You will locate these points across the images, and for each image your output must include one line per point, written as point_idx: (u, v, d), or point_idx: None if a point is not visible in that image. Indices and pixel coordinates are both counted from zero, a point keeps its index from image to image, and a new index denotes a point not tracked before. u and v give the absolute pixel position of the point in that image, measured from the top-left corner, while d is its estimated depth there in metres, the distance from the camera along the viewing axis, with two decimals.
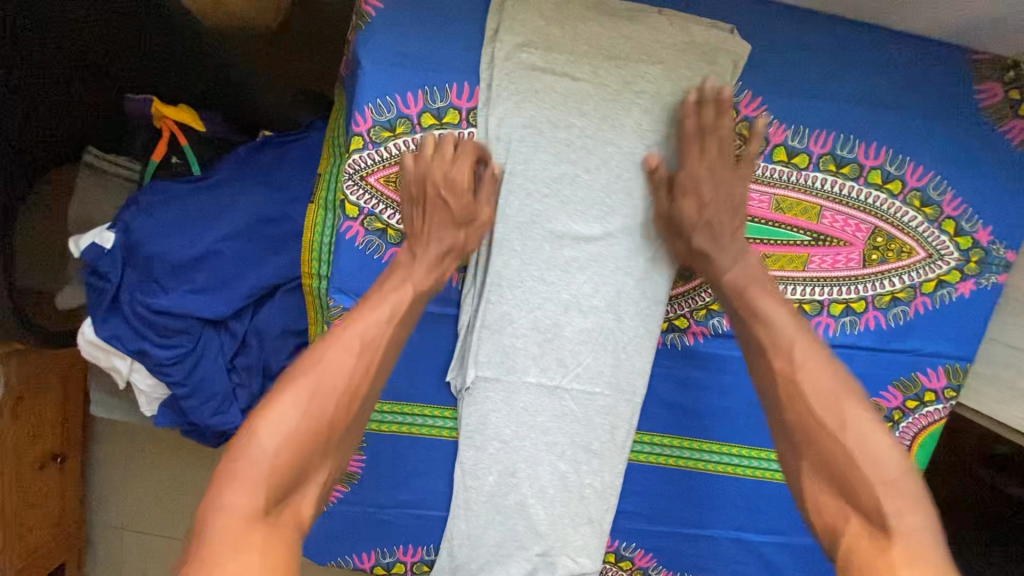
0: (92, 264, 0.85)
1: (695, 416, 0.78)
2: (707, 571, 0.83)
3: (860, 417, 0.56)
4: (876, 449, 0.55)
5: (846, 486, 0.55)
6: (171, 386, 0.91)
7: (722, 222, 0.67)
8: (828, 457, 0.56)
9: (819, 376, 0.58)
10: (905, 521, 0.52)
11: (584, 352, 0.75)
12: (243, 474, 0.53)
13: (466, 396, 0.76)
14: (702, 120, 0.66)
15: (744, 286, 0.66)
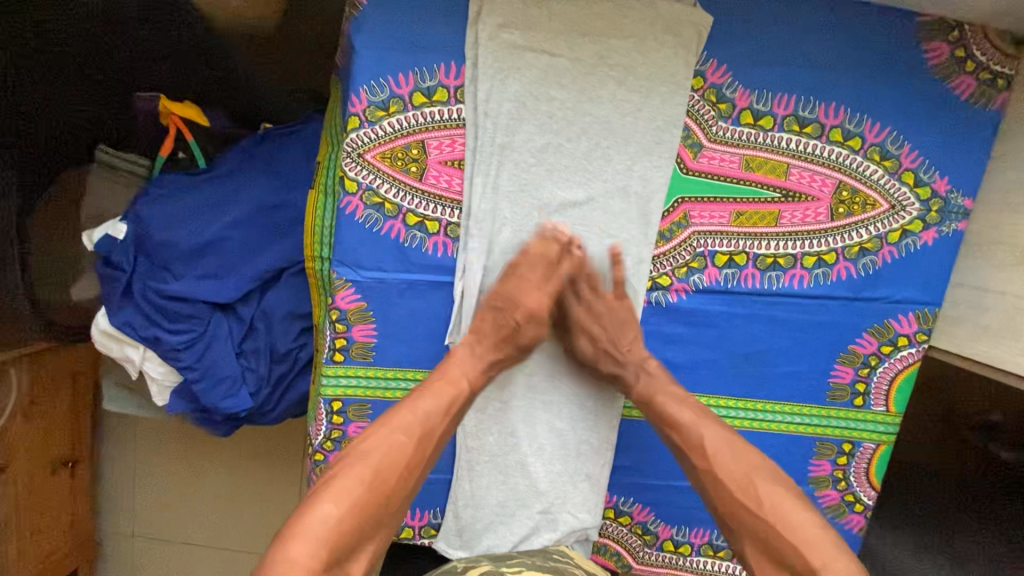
0: (105, 254, 0.90)
1: (683, 370, 0.82)
2: (704, 523, 0.87)
3: (773, 491, 0.65)
4: (793, 519, 0.62)
5: (775, 553, 0.62)
6: (182, 371, 0.95)
7: (620, 342, 0.76)
8: (755, 530, 0.64)
9: (728, 462, 0.68)
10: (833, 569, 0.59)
11: (575, 313, 0.80)
12: (308, 532, 0.56)
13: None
14: (570, 268, 0.75)
15: (651, 395, 0.75)
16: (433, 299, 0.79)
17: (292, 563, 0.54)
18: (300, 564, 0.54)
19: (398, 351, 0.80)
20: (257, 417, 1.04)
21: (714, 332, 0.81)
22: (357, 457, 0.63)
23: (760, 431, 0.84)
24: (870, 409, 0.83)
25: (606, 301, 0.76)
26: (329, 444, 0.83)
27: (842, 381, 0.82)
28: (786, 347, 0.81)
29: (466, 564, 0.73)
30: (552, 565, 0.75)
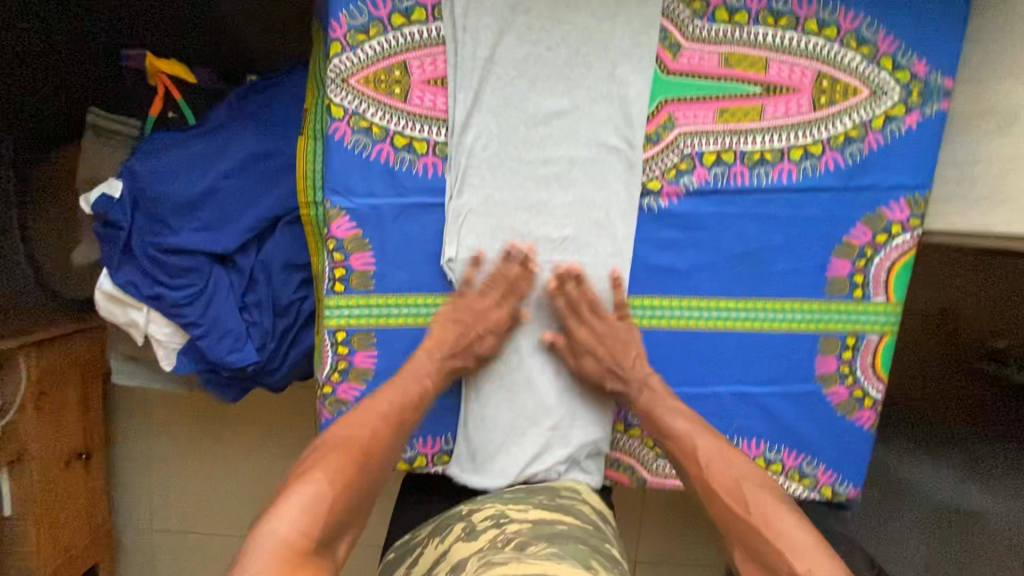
0: (103, 214, 0.91)
1: (681, 276, 0.82)
2: (715, 430, 0.87)
3: (760, 500, 0.71)
4: (780, 525, 0.68)
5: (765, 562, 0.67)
6: (187, 328, 0.97)
7: (619, 359, 0.81)
8: (749, 544, 0.69)
9: (721, 472, 0.74)
10: None
11: (569, 225, 0.80)
12: (291, 506, 0.63)
13: (462, 282, 0.81)
14: (569, 297, 0.80)
15: (651, 406, 0.80)
16: (426, 222, 0.79)
17: (276, 534, 0.60)
18: (285, 535, 0.60)
19: (396, 278, 0.81)
20: (264, 376, 1.05)
21: (708, 234, 0.81)
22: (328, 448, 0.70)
23: (761, 331, 0.84)
24: (870, 301, 0.83)
25: (610, 324, 0.81)
26: (336, 376, 0.84)
27: (840, 275, 0.82)
28: (781, 244, 0.82)
29: (472, 507, 0.81)
30: (557, 504, 0.79)
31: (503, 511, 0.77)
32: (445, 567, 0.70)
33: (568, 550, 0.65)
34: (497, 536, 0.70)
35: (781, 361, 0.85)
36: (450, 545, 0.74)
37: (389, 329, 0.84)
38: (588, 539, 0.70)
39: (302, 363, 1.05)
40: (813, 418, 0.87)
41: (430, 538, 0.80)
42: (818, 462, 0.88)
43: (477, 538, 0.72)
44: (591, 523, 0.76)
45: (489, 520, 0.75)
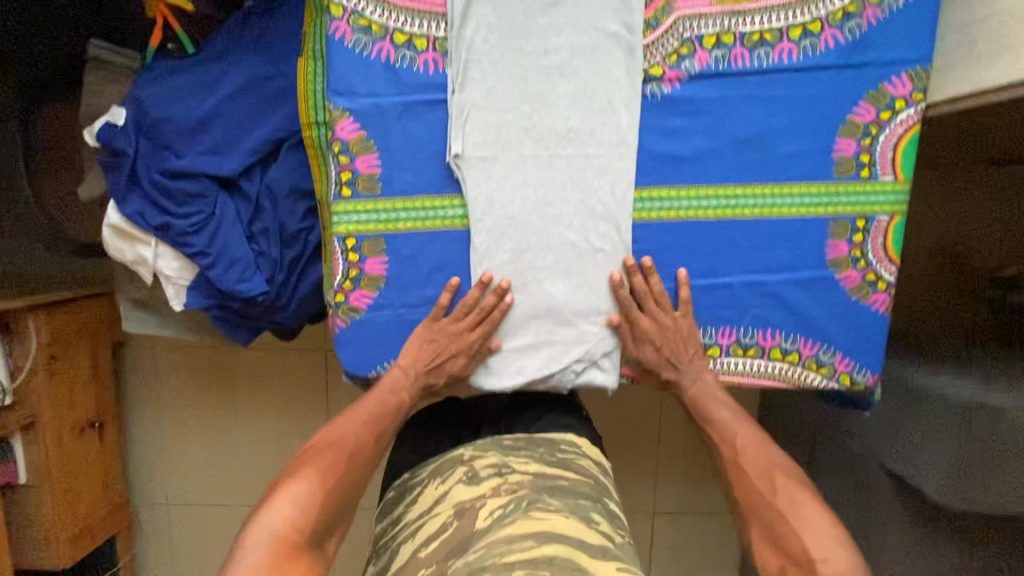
0: (106, 142, 0.91)
1: (688, 164, 0.82)
2: (729, 322, 0.87)
3: (787, 484, 0.79)
4: (802, 511, 0.75)
5: (780, 545, 0.74)
6: (195, 259, 0.96)
7: (678, 351, 0.87)
8: (767, 525, 0.76)
9: (753, 459, 0.83)
10: (831, 564, 0.70)
11: (572, 115, 0.80)
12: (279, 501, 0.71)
13: (467, 179, 0.81)
14: (634, 288, 0.84)
15: (699, 396, 0.88)
16: (430, 119, 0.80)
17: (267, 523, 0.68)
18: (273, 524, 0.68)
19: (402, 179, 0.81)
20: (273, 311, 1.04)
21: (712, 120, 0.81)
22: (318, 447, 0.80)
23: (769, 217, 0.84)
24: (878, 180, 0.83)
25: (671, 318, 0.85)
26: (348, 284, 0.84)
27: (846, 155, 0.82)
28: (785, 127, 0.81)
29: (472, 453, 0.95)
30: (559, 458, 0.92)
31: (504, 461, 0.91)
32: (448, 505, 0.84)
33: (570, 505, 0.79)
34: (500, 486, 0.84)
35: (793, 247, 0.85)
36: (452, 486, 0.88)
37: (397, 234, 0.83)
38: (594, 496, 0.85)
39: (312, 297, 1.05)
40: (828, 304, 0.87)
41: (431, 478, 0.93)
42: (836, 350, 0.88)
43: (479, 482, 0.86)
44: (589, 478, 0.90)
45: (490, 469, 0.89)
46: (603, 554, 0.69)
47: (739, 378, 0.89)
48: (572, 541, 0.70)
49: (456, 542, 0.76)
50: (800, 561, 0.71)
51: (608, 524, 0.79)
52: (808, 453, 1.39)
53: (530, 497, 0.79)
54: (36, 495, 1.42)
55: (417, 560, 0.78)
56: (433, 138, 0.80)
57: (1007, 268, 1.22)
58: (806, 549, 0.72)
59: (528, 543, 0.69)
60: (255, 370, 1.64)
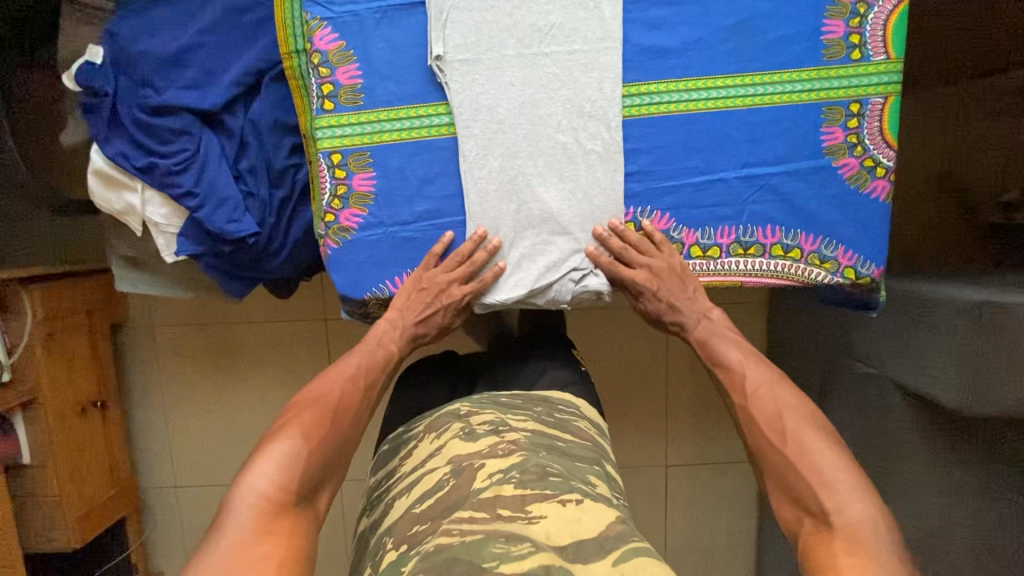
0: (86, 82, 0.91)
1: (675, 56, 0.80)
2: (728, 222, 0.85)
3: (801, 431, 0.70)
4: (813, 457, 0.67)
5: (792, 492, 0.67)
6: (182, 200, 0.94)
7: (675, 292, 0.86)
8: (778, 471, 0.69)
9: (765, 402, 0.75)
10: (847, 516, 0.62)
11: (554, 11, 0.79)
12: (264, 461, 0.66)
13: (451, 84, 0.79)
14: (614, 248, 0.83)
15: (706, 337, 0.87)
16: (410, 24, 0.79)
17: (252, 488, 0.63)
18: (260, 488, 0.63)
19: (385, 88, 0.80)
20: (265, 256, 1.02)
21: (696, 8, 0.80)
22: (310, 400, 0.76)
23: (762, 107, 0.82)
24: (870, 61, 0.81)
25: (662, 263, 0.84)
26: (337, 203, 0.82)
27: (835, 36, 0.81)
28: (770, 11, 0.80)
29: (468, 409, 0.88)
30: (556, 420, 0.87)
31: (503, 419, 0.83)
32: (440, 459, 0.78)
33: (568, 469, 0.74)
34: (498, 444, 0.76)
35: (789, 137, 0.83)
36: (446, 442, 0.81)
37: (383, 147, 0.81)
38: (591, 459, 0.80)
39: (305, 240, 1.03)
40: (828, 196, 0.84)
41: (426, 433, 0.87)
42: (838, 244, 0.85)
43: (475, 440, 0.78)
44: (587, 440, 0.86)
45: (488, 425, 0.81)
46: (600, 550, 0.60)
47: (741, 279, 0.86)
48: (566, 549, 0.60)
49: (449, 503, 0.69)
50: (814, 512, 0.64)
51: (606, 486, 0.75)
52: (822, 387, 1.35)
53: (529, 463, 0.71)
54: (41, 476, 1.39)
55: (409, 515, 0.71)
56: (414, 43, 0.79)
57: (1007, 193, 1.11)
58: (817, 498, 0.64)
59: (528, 547, 0.59)
60: (255, 345, 1.61)
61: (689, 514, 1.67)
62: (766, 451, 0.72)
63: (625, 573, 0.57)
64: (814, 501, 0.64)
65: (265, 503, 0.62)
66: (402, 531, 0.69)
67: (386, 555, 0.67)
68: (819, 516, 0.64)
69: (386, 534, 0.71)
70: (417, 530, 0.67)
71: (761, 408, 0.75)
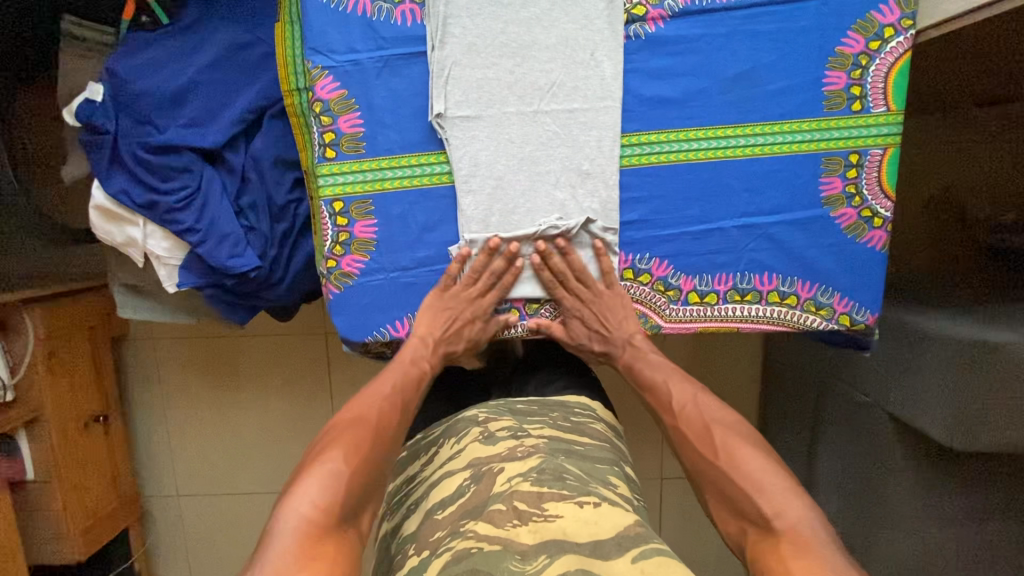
0: (86, 119, 0.91)
1: (676, 107, 0.81)
2: (725, 268, 0.85)
3: (729, 442, 0.75)
4: (748, 467, 0.71)
5: (733, 502, 0.70)
6: (184, 235, 0.94)
7: (607, 315, 0.89)
8: (718, 484, 0.72)
9: (693, 419, 0.81)
10: (782, 515, 0.65)
11: (555, 69, 0.79)
12: (304, 482, 0.66)
13: (452, 138, 0.79)
14: (555, 267, 0.85)
15: (632, 362, 0.92)
16: (412, 74, 0.79)
17: (292, 509, 0.63)
18: (299, 510, 0.63)
19: (387, 138, 0.80)
20: (267, 287, 1.02)
21: (698, 59, 0.80)
22: (351, 418, 0.76)
23: (761, 158, 0.82)
24: (870, 113, 0.81)
25: (595, 289, 0.87)
26: (339, 249, 0.83)
27: (836, 88, 0.81)
28: (772, 62, 0.80)
29: (486, 415, 0.86)
30: (573, 424, 0.86)
31: (520, 425, 0.82)
32: (463, 462, 0.77)
33: (587, 470, 0.74)
34: (516, 447, 0.76)
35: (786, 189, 0.84)
36: (467, 445, 0.80)
37: (385, 195, 0.82)
38: (609, 460, 0.80)
39: (306, 272, 1.03)
40: (825, 244, 0.85)
41: (446, 438, 0.85)
42: (834, 291, 0.86)
43: (493, 442, 0.78)
44: (604, 442, 0.85)
45: (506, 430, 0.80)
46: (620, 548, 0.60)
47: (737, 325, 0.87)
48: (585, 547, 0.61)
49: (471, 506, 0.69)
50: (753, 517, 0.66)
51: (626, 487, 0.76)
52: (812, 410, 1.37)
53: (546, 464, 0.72)
54: (44, 491, 1.40)
55: (432, 521, 0.70)
56: (416, 93, 0.79)
57: (1002, 217, 1.17)
58: (756, 502, 0.67)
59: (544, 560, 0.59)
60: (255, 357, 1.62)
61: (682, 526, 1.70)
62: (700, 464, 0.76)
63: (645, 570, 0.58)
64: (754, 506, 0.67)
65: (292, 540, 0.60)
66: (424, 536, 0.69)
67: (409, 561, 0.67)
68: (760, 523, 0.66)
69: (409, 541, 0.71)
70: (438, 536, 0.67)
71: (689, 424, 0.80)
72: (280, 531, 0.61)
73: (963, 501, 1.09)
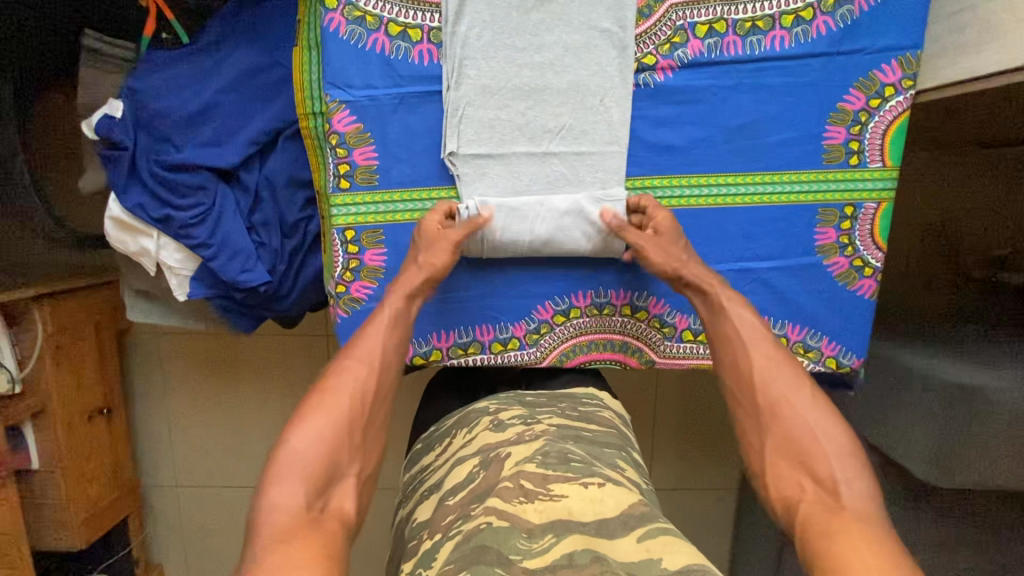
0: (106, 135, 0.93)
1: (680, 153, 0.83)
2: None
3: (816, 401, 0.67)
4: (825, 427, 0.64)
5: (802, 456, 0.63)
6: (196, 250, 0.96)
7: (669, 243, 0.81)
8: (787, 436, 0.65)
9: (783, 366, 0.70)
10: (853, 485, 0.60)
11: (565, 112, 0.82)
12: (286, 472, 0.60)
13: (463, 176, 0.83)
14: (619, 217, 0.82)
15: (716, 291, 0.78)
16: (426, 110, 0.82)
17: (277, 505, 0.58)
18: (285, 505, 0.58)
19: (399, 170, 0.83)
20: (276, 299, 1.04)
21: (703, 108, 0.83)
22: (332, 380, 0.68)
23: (759, 206, 0.85)
24: (867, 168, 0.84)
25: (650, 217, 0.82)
26: (349, 275, 0.86)
27: (836, 142, 0.83)
28: (775, 115, 0.83)
29: (497, 406, 0.89)
30: (581, 413, 0.88)
31: (531, 414, 0.85)
32: (473, 450, 0.80)
33: (594, 453, 0.76)
34: (524, 431, 0.78)
35: (782, 236, 0.87)
36: (478, 434, 0.83)
37: (395, 225, 0.85)
38: (618, 445, 0.82)
39: (314, 285, 1.06)
40: (817, 290, 0.89)
41: (458, 429, 0.88)
42: (822, 335, 0.90)
43: (504, 430, 0.81)
44: (613, 429, 0.87)
45: (516, 419, 0.84)
46: (624, 527, 0.62)
47: None
48: (590, 526, 0.62)
49: (479, 491, 0.70)
50: (822, 479, 0.61)
51: (634, 471, 0.78)
52: None
53: (550, 447, 0.73)
54: (50, 479, 1.43)
55: (444, 507, 0.72)
56: (429, 130, 0.82)
57: (996, 251, 1.21)
58: (830, 466, 0.62)
59: (551, 539, 0.61)
60: (257, 354, 1.65)
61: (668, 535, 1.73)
62: (778, 410, 0.67)
63: (651, 549, 0.60)
64: (825, 468, 0.62)
65: (281, 524, 0.57)
66: (437, 521, 0.71)
67: (422, 545, 0.69)
68: (826, 486, 0.61)
69: (422, 528, 0.73)
70: (449, 518, 0.69)
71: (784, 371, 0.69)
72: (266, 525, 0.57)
73: (943, 532, 1.12)
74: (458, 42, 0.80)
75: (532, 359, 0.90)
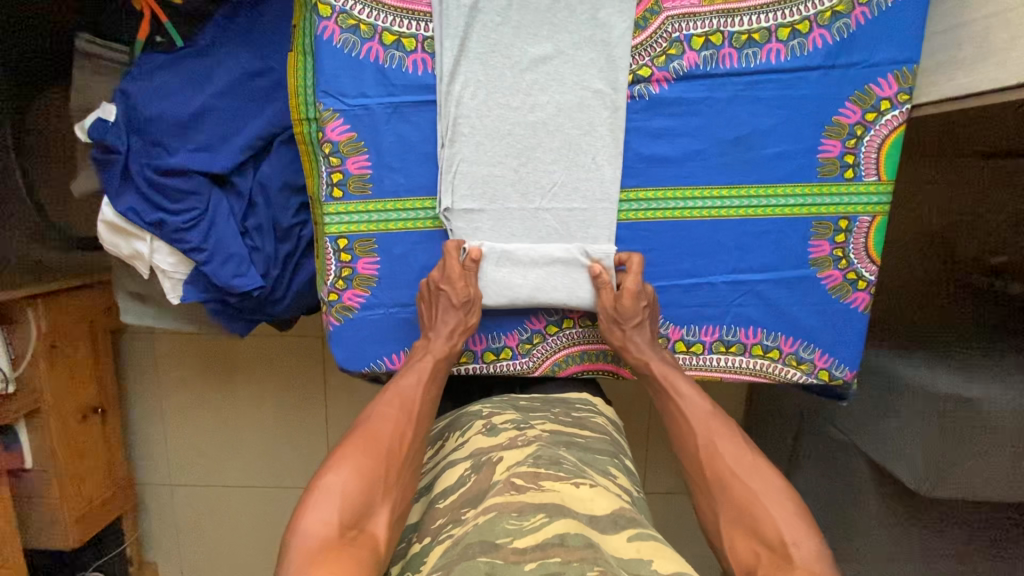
0: (99, 138, 0.93)
1: (675, 166, 0.83)
2: (712, 320, 0.88)
3: (764, 469, 0.71)
4: (775, 495, 0.68)
5: (752, 522, 0.67)
6: (190, 254, 0.96)
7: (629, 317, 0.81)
8: (741, 503, 0.69)
9: (728, 439, 0.75)
10: (802, 547, 0.63)
11: (557, 167, 0.83)
12: (319, 502, 0.64)
13: (457, 231, 0.83)
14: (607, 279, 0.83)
15: (665, 374, 0.82)
16: (421, 120, 0.82)
17: (304, 532, 0.61)
18: (311, 531, 0.61)
19: (393, 179, 0.83)
20: (269, 303, 1.03)
21: (698, 120, 0.82)
22: (368, 422, 0.73)
23: (753, 218, 0.85)
24: (862, 181, 0.84)
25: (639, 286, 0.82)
26: (341, 283, 0.85)
27: (830, 156, 0.83)
28: (770, 128, 0.83)
29: (490, 410, 0.87)
30: (574, 418, 0.87)
31: (524, 418, 0.84)
32: (466, 454, 0.78)
33: (585, 460, 0.76)
34: (517, 436, 0.77)
35: (776, 248, 0.86)
36: (470, 438, 0.81)
37: (388, 234, 0.84)
38: (610, 452, 0.82)
39: (307, 289, 1.05)
40: (811, 302, 0.88)
41: (450, 432, 0.87)
42: (815, 347, 0.89)
43: (496, 434, 0.79)
44: (605, 435, 0.86)
45: (509, 422, 0.82)
46: (615, 526, 0.62)
47: (720, 375, 0.90)
48: (582, 516, 0.62)
49: (471, 495, 0.68)
50: (773, 545, 0.64)
51: (625, 478, 0.77)
52: (792, 439, 1.35)
53: (542, 451, 0.73)
54: (44, 479, 1.43)
55: (434, 510, 0.71)
56: (424, 139, 0.82)
57: (997, 256, 1.21)
58: (776, 527, 0.65)
59: (542, 518, 0.60)
60: (253, 355, 1.65)
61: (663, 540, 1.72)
62: (727, 482, 0.71)
63: (641, 549, 0.60)
64: (772, 530, 0.65)
65: (310, 551, 0.60)
66: (426, 524, 0.70)
67: (412, 548, 0.68)
68: (778, 550, 0.64)
69: (412, 530, 0.72)
70: (439, 523, 0.68)
71: (728, 442, 0.74)
72: (296, 550, 0.60)
73: (927, 540, 1.12)
74: (452, 89, 0.80)
75: (525, 368, 0.90)
